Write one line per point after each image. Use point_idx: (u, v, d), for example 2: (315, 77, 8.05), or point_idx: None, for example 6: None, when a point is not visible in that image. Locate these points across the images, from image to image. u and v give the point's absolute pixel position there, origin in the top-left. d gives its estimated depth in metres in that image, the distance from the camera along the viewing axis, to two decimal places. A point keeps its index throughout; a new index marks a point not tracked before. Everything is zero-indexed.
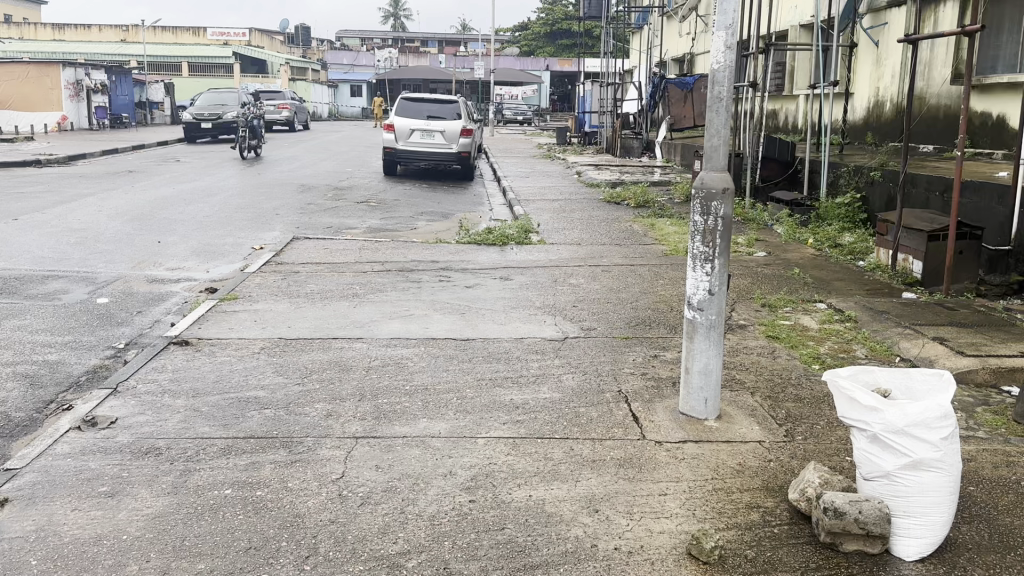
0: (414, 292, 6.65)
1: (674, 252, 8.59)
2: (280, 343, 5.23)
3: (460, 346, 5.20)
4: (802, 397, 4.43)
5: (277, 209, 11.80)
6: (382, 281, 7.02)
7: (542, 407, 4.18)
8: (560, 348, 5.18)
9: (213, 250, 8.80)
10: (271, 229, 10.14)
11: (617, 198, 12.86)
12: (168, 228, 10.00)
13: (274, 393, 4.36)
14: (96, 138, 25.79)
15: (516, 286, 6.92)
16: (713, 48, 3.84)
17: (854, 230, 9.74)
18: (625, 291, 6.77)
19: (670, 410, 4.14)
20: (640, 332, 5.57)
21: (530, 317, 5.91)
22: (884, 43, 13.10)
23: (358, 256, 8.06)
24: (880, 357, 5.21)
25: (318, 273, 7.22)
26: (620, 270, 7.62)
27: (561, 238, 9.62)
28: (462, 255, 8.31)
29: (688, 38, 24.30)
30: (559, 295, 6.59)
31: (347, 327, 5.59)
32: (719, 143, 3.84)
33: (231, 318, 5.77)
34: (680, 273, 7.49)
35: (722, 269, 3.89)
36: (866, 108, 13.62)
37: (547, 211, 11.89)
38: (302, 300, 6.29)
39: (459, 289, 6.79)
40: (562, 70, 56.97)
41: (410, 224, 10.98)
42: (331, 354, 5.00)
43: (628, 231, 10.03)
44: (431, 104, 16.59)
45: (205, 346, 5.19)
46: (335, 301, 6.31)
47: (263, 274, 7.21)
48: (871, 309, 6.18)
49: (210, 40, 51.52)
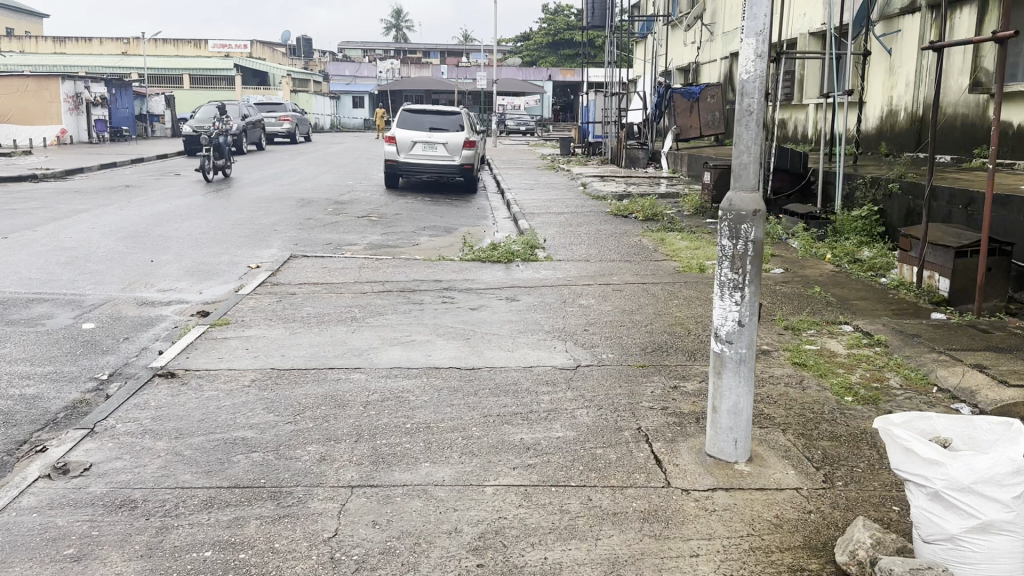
0: (416, 315, 6.31)
1: (687, 268, 8.25)
2: (273, 374, 4.89)
3: (465, 376, 4.85)
4: (838, 437, 4.08)
5: (275, 225, 11.49)
6: (382, 303, 6.68)
7: (555, 449, 3.82)
8: (572, 378, 4.83)
9: (207, 270, 8.48)
10: (268, 246, 9.83)
11: (624, 211, 12.52)
12: (162, 246, 9.69)
13: (263, 433, 4.02)
14: (96, 152, 25.59)
15: (522, 307, 6.58)
16: (742, 58, 3.51)
17: (873, 245, 9.42)
18: (638, 313, 6.42)
19: (696, 452, 3.80)
20: (657, 359, 5.23)
21: (538, 343, 5.56)
22: (897, 51, 12.81)
23: (357, 276, 7.73)
24: (916, 387, 4.84)
25: (315, 295, 6.89)
26: (631, 289, 7.28)
27: (568, 254, 9.28)
28: (466, 274, 7.97)
29: (693, 47, 24.04)
30: (569, 317, 6.25)
31: (344, 355, 5.26)
32: (750, 161, 3.52)
33: (222, 346, 5.43)
34: (694, 292, 7.14)
35: (753, 299, 3.55)
36: (879, 117, 13.32)
37: (552, 224, 11.56)
38: (297, 325, 5.96)
39: (463, 311, 6.44)
40: (565, 80, 56.77)
41: (412, 239, 10.66)
42: (328, 386, 4.65)
43: (638, 246, 9.69)
44: (433, 115, 16.25)
45: (192, 378, 4.84)
46: (333, 325, 5.97)
47: (257, 296, 6.88)
48: (902, 332, 5.82)
49: (211, 52, 51.46)
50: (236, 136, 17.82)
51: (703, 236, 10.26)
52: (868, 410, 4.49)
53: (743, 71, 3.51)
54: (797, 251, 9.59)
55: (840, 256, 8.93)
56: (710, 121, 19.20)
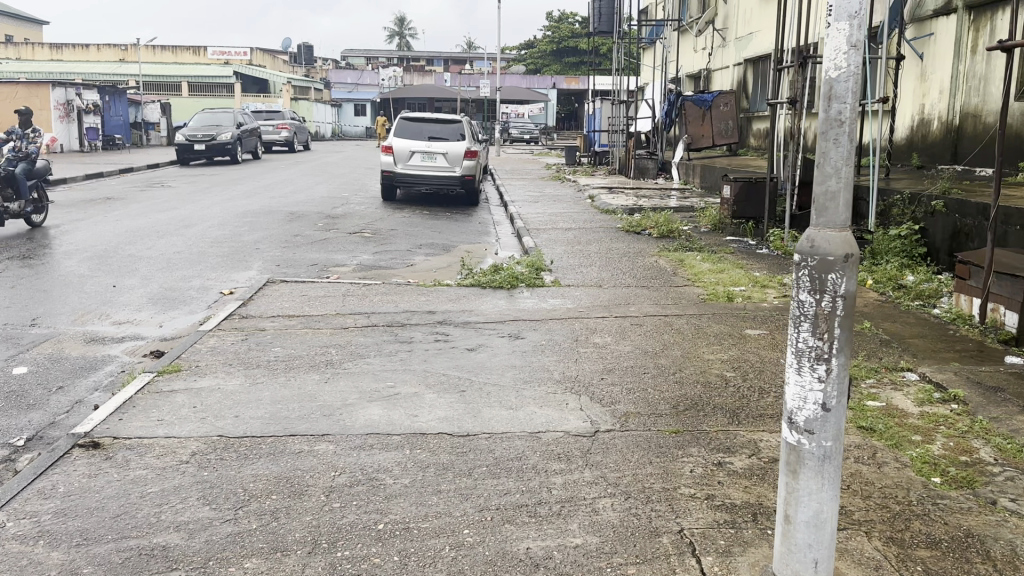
0: (402, 358, 5.36)
1: (713, 297, 7.31)
2: (220, 444, 3.95)
3: (456, 447, 3.92)
4: (939, 544, 3.14)
5: (257, 243, 10.57)
6: (365, 341, 5.74)
7: (572, 567, 2.88)
8: (590, 451, 3.88)
9: (173, 298, 7.56)
10: (247, 268, 8.92)
11: (636, 227, 11.59)
12: (129, 268, 8.78)
13: (192, 539, 3.09)
14: (85, 161, 24.77)
15: (526, 348, 5.62)
16: (829, 50, 2.62)
17: (916, 269, 8.49)
18: (664, 355, 5.48)
19: (759, 570, 2.88)
20: (691, 421, 4.27)
21: (546, 398, 4.61)
22: (930, 56, 11.89)
23: (339, 306, 6.80)
24: (1017, 462, 3.88)
25: (288, 332, 5.96)
26: (652, 323, 6.34)
27: (577, 278, 8.36)
28: (462, 303, 7.05)
29: (703, 53, 23.15)
30: (582, 361, 5.31)
31: (311, 416, 4.31)
32: (840, 187, 2.61)
33: (166, 404, 4.50)
34: (725, 328, 6.20)
35: (842, 374, 2.65)
36: (911, 127, 12.37)
37: (560, 242, 10.63)
38: (260, 372, 5.03)
39: (458, 353, 5.50)
40: (569, 88, 55.96)
41: (406, 259, 9.73)
42: (285, 464, 3.72)
43: (655, 269, 8.74)
44: (433, 124, 15.34)
45: (119, 451, 3.91)
46: (303, 372, 5.03)
47: (222, 332, 5.96)
48: (978, 383, 4.89)
49: (210, 59, 50.76)
50: (48, 164, 11.34)
51: (725, 257, 9.32)
52: (967, 498, 3.52)
53: (831, 66, 2.61)
54: None
55: (882, 282, 8.01)
56: (722, 130, 18.68)
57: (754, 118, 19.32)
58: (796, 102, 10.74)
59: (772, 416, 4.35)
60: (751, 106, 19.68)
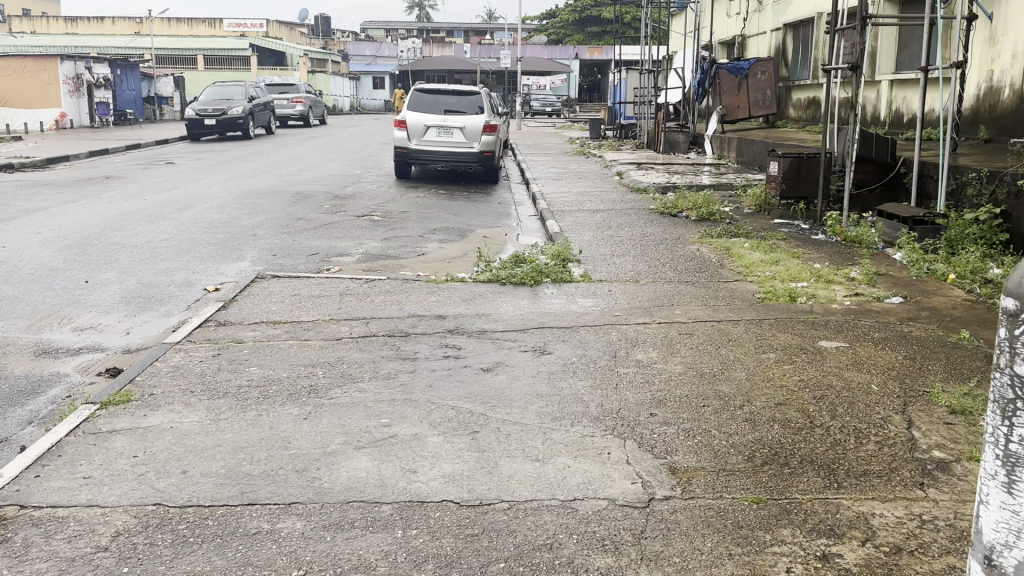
0: (403, 383, 4.37)
1: (771, 297, 6.23)
2: (153, 520, 3.00)
3: (466, 526, 2.93)
4: None
5: (255, 228, 9.61)
6: (358, 358, 4.76)
7: None
8: (644, 533, 2.88)
9: (149, 297, 6.59)
10: (240, 258, 7.98)
11: (672, 208, 10.47)
12: (108, 259, 7.85)
13: None
14: (94, 137, 24.00)
15: (554, 369, 4.59)
16: None
17: (1001, 260, 7.18)
18: (725, 377, 4.43)
19: None
20: (773, 484, 3.25)
21: (581, 445, 3.58)
22: (1000, 16, 10.58)
23: (333, 309, 5.82)
24: None
25: (271, 345, 4.99)
26: (704, 332, 5.29)
27: (609, 270, 7.34)
28: (477, 305, 6.03)
29: (738, 19, 21.79)
30: (624, 387, 4.27)
31: (278, 474, 3.33)
32: None
33: (100, 454, 3.54)
34: (793, 338, 5.17)
35: None
36: (978, 97, 11.13)
37: (588, 226, 9.59)
38: (226, 405, 4.06)
39: (472, 375, 4.50)
40: (592, 59, 54.32)
41: (417, 247, 8.75)
42: (233, 556, 2.75)
43: (698, 260, 7.67)
44: (450, 96, 14.26)
45: (20, 529, 2.95)
46: (277, 404, 4.05)
47: (191, 345, 5.00)
48: None
49: (227, 31, 49.90)
50: None
51: (777, 244, 8.22)
52: None
53: None
54: (900, 262, 7.45)
55: (967, 277, 6.69)
56: (760, 100, 17.89)
57: (794, 87, 17.98)
58: (856, 68, 9.56)
59: (877, 476, 3.36)
60: (790, 75, 18.35)
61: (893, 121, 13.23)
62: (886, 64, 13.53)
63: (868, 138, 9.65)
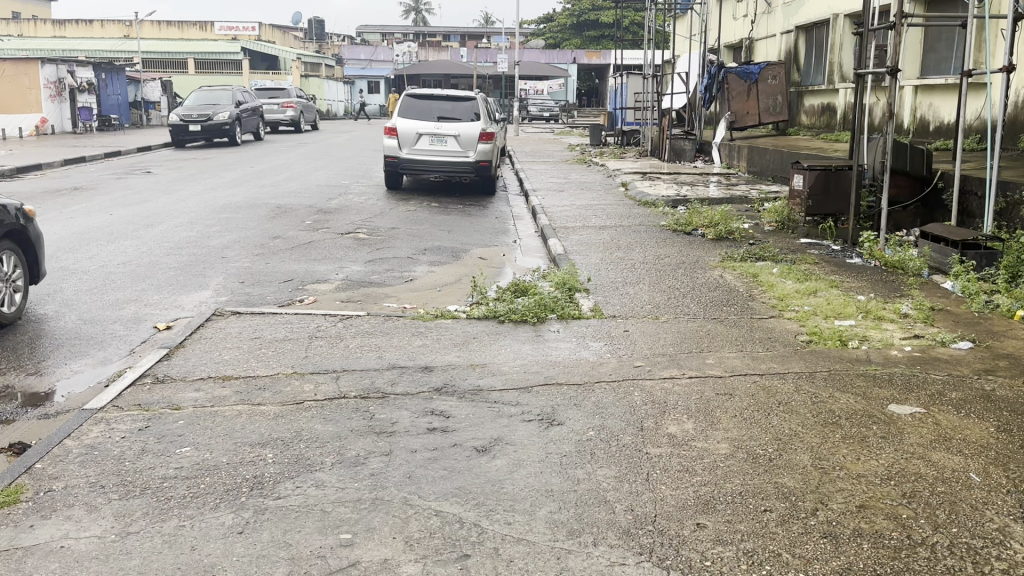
0: (374, 472, 3.41)
1: (817, 341, 5.27)
2: None
3: None
4: None
5: (225, 248, 8.65)
6: (322, 432, 3.81)
7: None
8: None
9: (88, 338, 5.62)
10: (203, 287, 7.04)
11: (685, 225, 9.54)
12: (52, 289, 6.88)
13: None
14: (74, 144, 23.03)
15: (566, 450, 3.62)
16: None
17: None
18: (789, 467, 3.44)
19: None
20: None
21: None
22: None
23: (298, 359, 4.86)
24: None
25: (212, 412, 4.03)
26: (746, 393, 4.32)
27: (622, 302, 6.42)
28: (472, 351, 5.09)
29: (744, 21, 20.97)
30: (659, 483, 3.30)
31: None
32: None
33: None
34: (857, 403, 4.20)
35: None
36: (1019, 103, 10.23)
37: (594, 247, 8.63)
38: (141, 510, 3.10)
39: (463, 459, 3.54)
40: (589, 63, 53.41)
41: (404, 270, 7.82)
42: None
43: (724, 290, 6.73)
44: (443, 102, 13.31)
45: None
46: (209, 509, 3.09)
47: (115, 414, 4.02)
48: None
49: (217, 35, 48.95)
50: None
51: (811, 270, 7.28)
52: None
53: None
54: (953, 294, 6.51)
55: None
56: (770, 107, 17.01)
57: (807, 93, 17.11)
58: (891, 74, 8.62)
59: None
60: (803, 80, 17.45)
61: (919, 129, 12.35)
62: (913, 68, 12.56)
63: (903, 150, 8.70)
